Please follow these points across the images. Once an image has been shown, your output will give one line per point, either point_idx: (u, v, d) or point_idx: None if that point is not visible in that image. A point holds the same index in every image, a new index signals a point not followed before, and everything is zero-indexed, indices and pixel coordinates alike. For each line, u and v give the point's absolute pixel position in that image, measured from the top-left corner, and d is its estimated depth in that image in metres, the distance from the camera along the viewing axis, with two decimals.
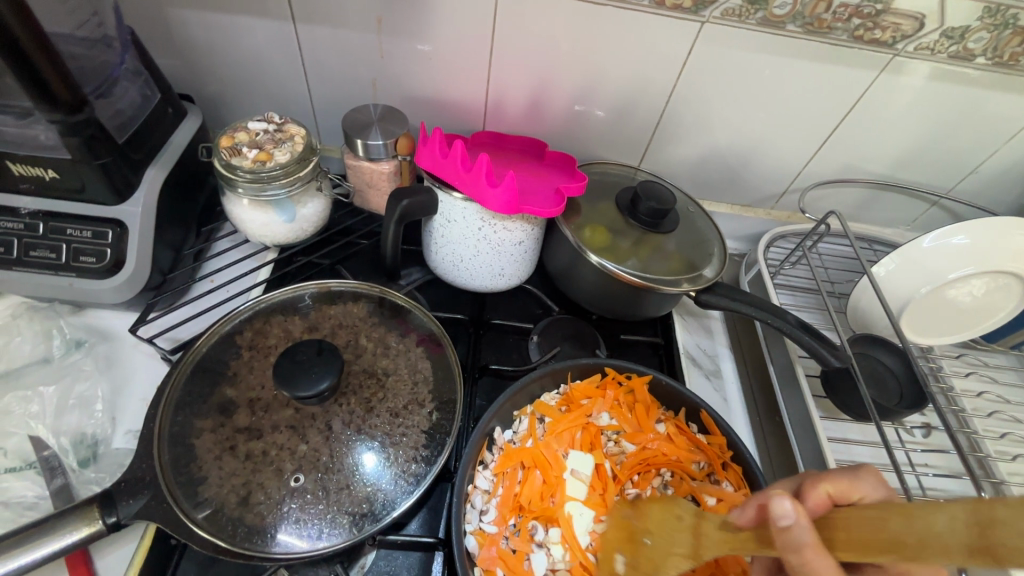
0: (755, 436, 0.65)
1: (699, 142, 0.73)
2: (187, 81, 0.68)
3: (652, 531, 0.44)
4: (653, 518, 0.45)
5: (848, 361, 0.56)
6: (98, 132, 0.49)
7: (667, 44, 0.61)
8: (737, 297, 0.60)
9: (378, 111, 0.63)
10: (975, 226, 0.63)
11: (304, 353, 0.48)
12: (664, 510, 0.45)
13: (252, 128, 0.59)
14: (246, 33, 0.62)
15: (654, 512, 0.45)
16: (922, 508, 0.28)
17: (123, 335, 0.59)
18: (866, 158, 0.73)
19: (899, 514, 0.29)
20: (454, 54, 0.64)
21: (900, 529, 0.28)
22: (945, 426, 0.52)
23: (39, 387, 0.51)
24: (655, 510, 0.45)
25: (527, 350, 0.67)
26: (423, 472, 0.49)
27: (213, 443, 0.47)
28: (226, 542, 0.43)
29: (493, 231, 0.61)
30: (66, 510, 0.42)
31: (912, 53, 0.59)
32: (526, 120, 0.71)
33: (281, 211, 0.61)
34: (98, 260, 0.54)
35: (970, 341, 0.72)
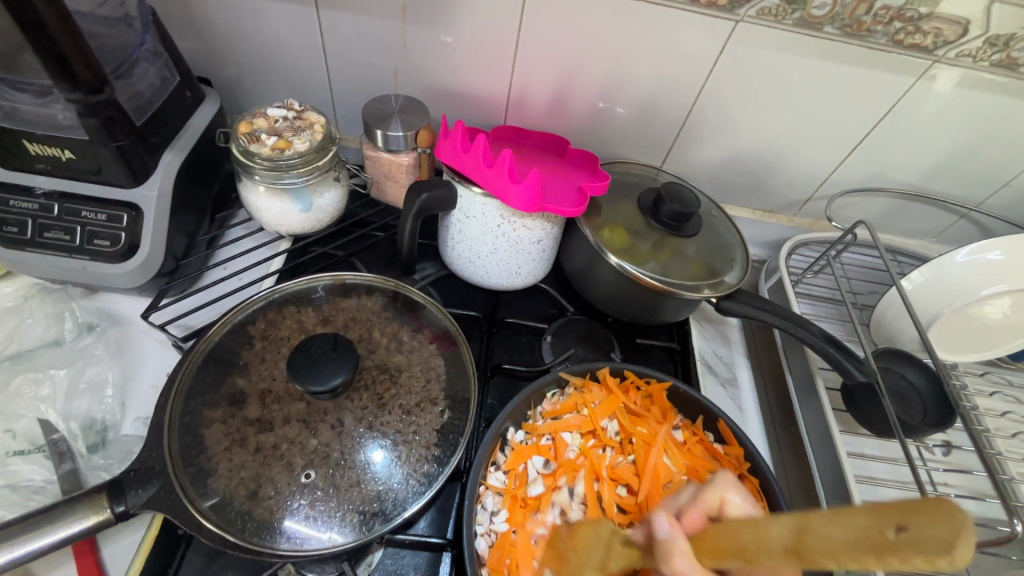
0: (770, 447, 0.64)
1: (724, 143, 0.71)
2: (206, 64, 0.67)
3: (575, 549, 0.43)
4: (586, 537, 0.43)
5: (871, 375, 0.55)
6: (117, 113, 0.49)
7: (699, 43, 0.59)
8: (760, 304, 0.59)
9: (399, 101, 0.62)
10: (1010, 242, 0.61)
11: (319, 347, 0.47)
12: (592, 527, 0.44)
13: (271, 115, 0.58)
14: (268, 18, 0.61)
15: (586, 530, 0.43)
16: (758, 521, 0.30)
17: (134, 320, 0.58)
18: (896, 167, 0.71)
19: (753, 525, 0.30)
20: (479, 45, 0.62)
21: (749, 539, 0.29)
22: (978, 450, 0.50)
23: (51, 370, 0.51)
24: (590, 529, 0.44)
25: (540, 351, 0.65)
26: (435, 472, 0.48)
27: (222, 434, 0.46)
28: (234, 537, 0.42)
29: (513, 228, 0.59)
30: (74, 497, 0.41)
31: (952, 60, 0.57)
32: (548, 116, 0.69)
33: (298, 200, 0.60)
34: (112, 244, 0.54)
35: (996, 359, 0.70)
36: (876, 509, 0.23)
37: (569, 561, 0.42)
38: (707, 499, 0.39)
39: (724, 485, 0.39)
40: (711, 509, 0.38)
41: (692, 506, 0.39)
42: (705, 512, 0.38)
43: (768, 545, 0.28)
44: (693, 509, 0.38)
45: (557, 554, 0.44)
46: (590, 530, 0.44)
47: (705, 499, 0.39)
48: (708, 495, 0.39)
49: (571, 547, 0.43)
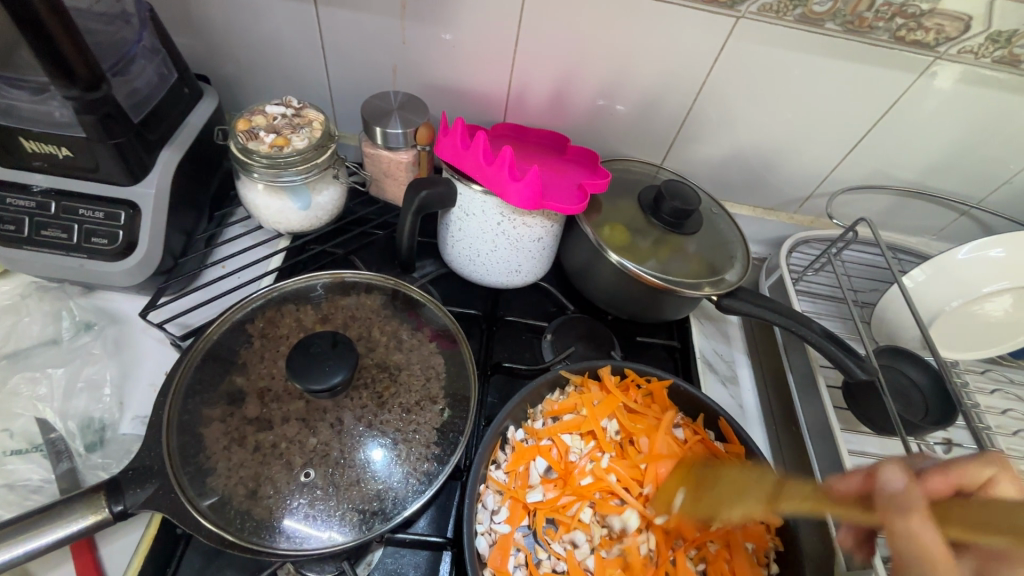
0: (771, 445, 0.63)
1: (724, 141, 0.70)
2: (204, 61, 0.66)
3: (720, 487, 0.45)
4: (730, 478, 0.45)
5: (873, 373, 0.54)
6: (114, 110, 0.48)
7: (700, 40, 0.59)
8: (761, 302, 0.58)
9: (398, 99, 0.61)
10: (1012, 240, 0.61)
11: (318, 345, 0.47)
12: (741, 473, 0.44)
13: (270, 112, 0.57)
14: (265, 14, 0.61)
15: (737, 474, 0.44)
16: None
17: (132, 318, 0.58)
18: (897, 164, 0.71)
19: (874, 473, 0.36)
20: (478, 42, 0.62)
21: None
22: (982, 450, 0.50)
23: (48, 368, 0.50)
24: (738, 471, 0.45)
25: (540, 349, 0.65)
26: (436, 471, 0.48)
27: (221, 433, 0.46)
28: (233, 536, 0.42)
29: (513, 226, 0.59)
30: (72, 497, 0.41)
31: (954, 56, 0.57)
32: (547, 114, 0.69)
33: (297, 197, 0.60)
34: (110, 241, 0.53)
35: (996, 356, 0.69)
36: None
37: (712, 493, 0.45)
38: (965, 471, 0.36)
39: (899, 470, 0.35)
40: (967, 483, 0.36)
41: (938, 473, 0.36)
42: (956, 483, 0.36)
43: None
44: (940, 476, 0.36)
45: (698, 480, 0.48)
46: (740, 475, 0.44)
47: (960, 472, 0.36)
48: (976, 468, 0.36)
49: (717, 482, 0.46)
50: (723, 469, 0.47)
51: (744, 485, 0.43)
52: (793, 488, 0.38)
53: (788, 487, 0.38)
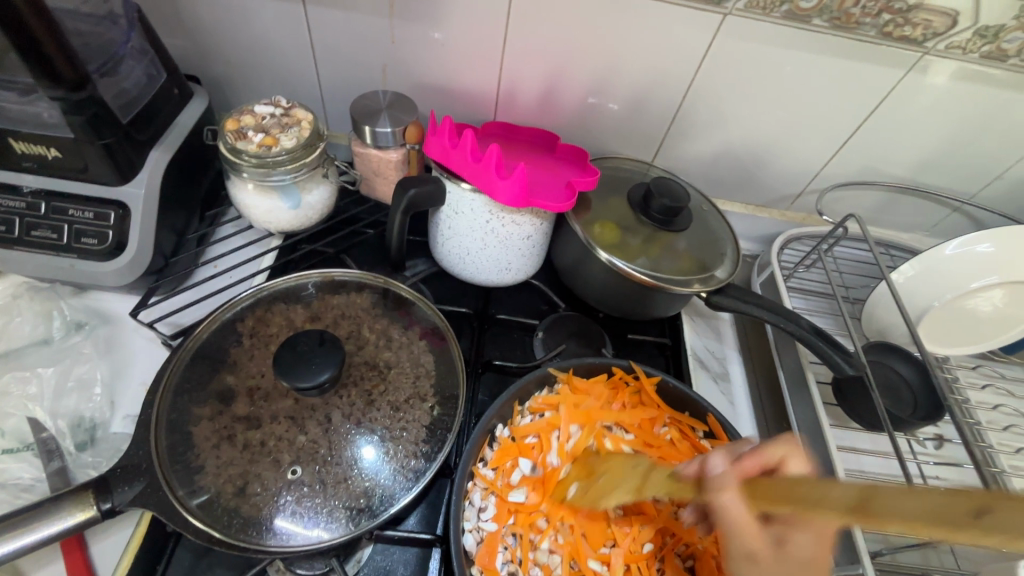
0: (761, 441, 0.64)
1: (715, 138, 0.70)
2: (194, 62, 0.67)
3: (608, 472, 0.47)
4: (614, 466, 0.47)
5: (861, 369, 0.55)
6: (102, 110, 0.48)
7: (688, 37, 0.59)
8: (750, 299, 0.58)
9: (388, 98, 0.62)
10: (1000, 234, 0.62)
11: (305, 343, 0.47)
12: (624, 460, 0.47)
13: (259, 112, 0.58)
14: (255, 14, 0.61)
15: (620, 463, 0.47)
16: (824, 481, 0.30)
17: (124, 318, 0.58)
18: (888, 160, 0.71)
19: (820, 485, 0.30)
20: (467, 40, 0.62)
21: (803, 490, 0.31)
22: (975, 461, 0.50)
23: (38, 368, 0.51)
24: (621, 458, 0.47)
25: (531, 347, 0.65)
26: (424, 468, 0.48)
27: (210, 431, 0.46)
28: (221, 533, 0.42)
29: (501, 224, 0.59)
30: (60, 495, 0.41)
31: (942, 52, 0.57)
32: (537, 112, 0.69)
33: (287, 197, 0.60)
34: (99, 241, 0.54)
35: (988, 352, 0.69)
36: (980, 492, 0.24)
37: (598, 482, 0.47)
38: (767, 454, 0.39)
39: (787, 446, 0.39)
40: (769, 462, 0.38)
41: (748, 458, 0.38)
42: (764, 463, 0.38)
43: (827, 501, 0.29)
44: (751, 458, 0.38)
45: (587, 471, 0.49)
46: (620, 463, 0.47)
47: (766, 453, 0.39)
48: (772, 449, 0.39)
49: (603, 474, 0.47)
50: (612, 455, 0.49)
51: (627, 475, 0.45)
52: (654, 478, 0.43)
53: (656, 472, 0.43)
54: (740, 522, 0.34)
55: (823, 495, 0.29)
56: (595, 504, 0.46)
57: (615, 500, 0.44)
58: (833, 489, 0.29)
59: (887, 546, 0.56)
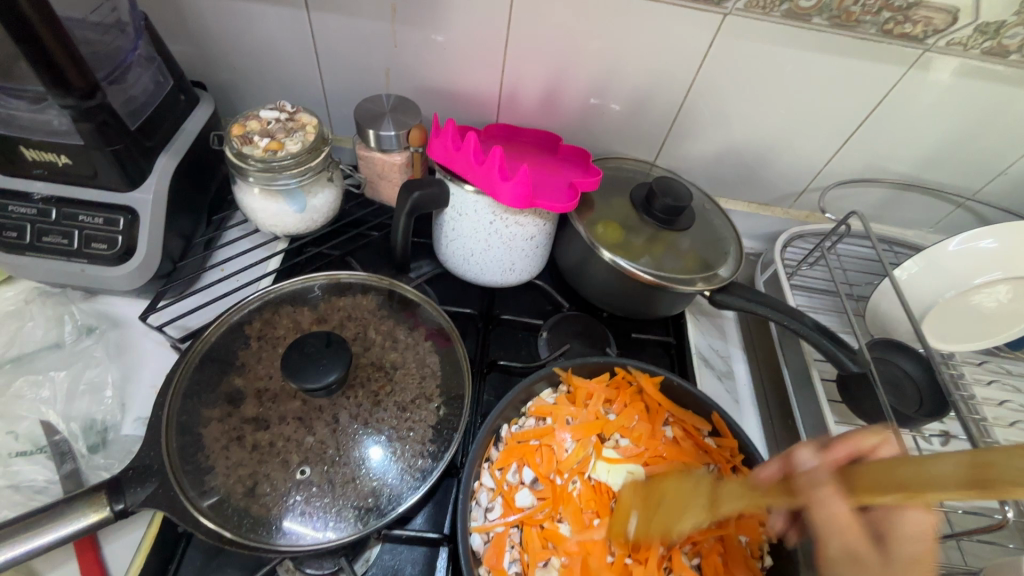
0: (766, 438, 0.64)
1: (717, 137, 0.71)
2: (200, 68, 0.68)
3: (669, 492, 0.47)
4: (671, 486, 0.47)
5: (865, 366, 0.55)
6: (111, 117, 0.49)
7: (688, 37, 0.59)
8: (753, 296, 0.59)
9: (391, 101, 0.62)
10: (1001, 229, 0.62)
11: (312, 345, 0.48)
12: (682, 481, 0.47)
13: (264, 117, 0.58)
14: (260, 21, 0.62)
15: (682, 484, 0.46)
16: (925, 459, 0.29)
17: (133, 322, 0.59)
18: (891, 157, 0.71)
19: (919, 462, 0.29)
20: (469, 44, 0.63)
21: (901, 478, 0.29)
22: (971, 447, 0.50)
23: (50, 371, 0.51)
24: (673, 480, 0.48)
25: (536, 347, 0.66)
26: (430, 467, 0.48)
27: (220, 433, 0.47)
28: (231, 533, 0.43)
29: (505, 225, 0.60)
30: (74, 496, 0.42)
31: (943, 48, 0.57)
32: (540, 113, 0.70)
33: (292, 200, 0.61)
34: (109, 246, 0.54)
35: (993, 348, 0.69)
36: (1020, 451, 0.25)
37: (662, 509, 0.46)
38: (859, 441, 0.37)
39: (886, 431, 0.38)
40: (867, 448, 0.37)
41: (837, 446, 0.37)
42: (857, 450, 0.37)
43: (935, 480, 0.27)
44: (841, 446, 0.37)
45: (643, 500, 0.49)
46: (682, 484, 0.47)
47: (859, 440, 0.37)
48: (869, 433, 0.37)
49: (666, 496, 0.47)
50: (660, 476, 0.50)
51: (687, 495, 0.45)
52: (727, 493, 0.42)
53: (723, 488, 0.43)
54: (847, 523, 0.34)
55: (930, 473, 0.28)
56: (665, 532, 0.45)
57: (686, 526, 0.44)
58: (943, 465, 0.27)
59: None
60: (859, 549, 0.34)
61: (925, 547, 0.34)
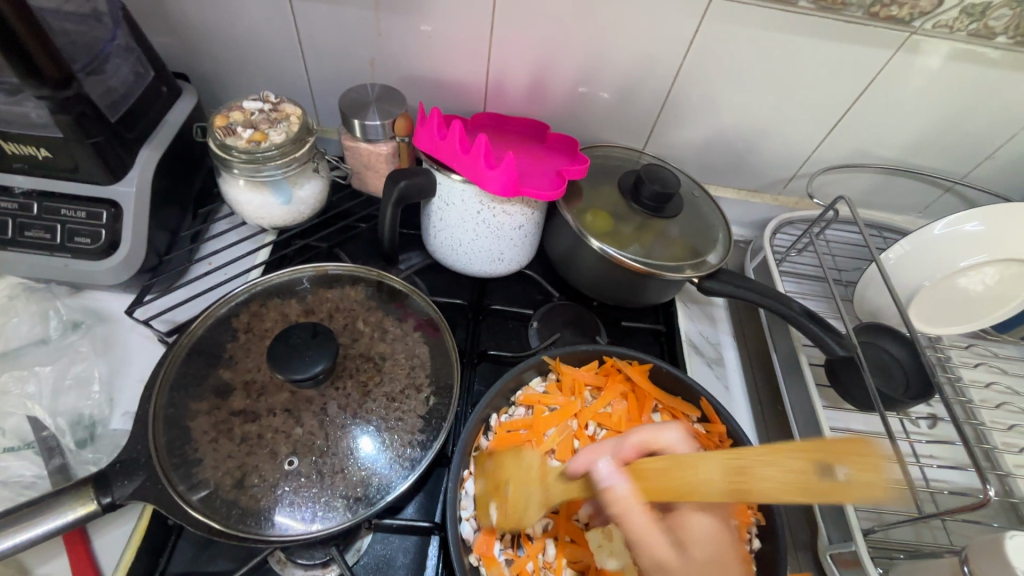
0: (756, 423, 0.64)
1: (706, 124, 0.70)
2: (182, 60, 0.67)
3: (513, 481, 0.49)
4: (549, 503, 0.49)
5: (853, 350, 0.55)
6: (90, 109, 0.49)
7: (675, 23, 0.59)
8: (741, 283, 0.59)
9: (376, 91, 0.62)
10: (988, 213, 0.62)
11: (298, 336, 0.47)
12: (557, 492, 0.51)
13: (247, 108, 0.58)
14: (242, 11, 0.61)
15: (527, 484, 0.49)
16: (694, 464, 0.40)
17: (120, 317, 0.59)
18: (879, 142, 0.71)
19: (693, 466, 0.40)
20: (455, 32, 0.62)
21: (682, 479, 0.40)
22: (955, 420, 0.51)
23: (36, 367, 0.50)
24: (509, 459, 0.50)
25: (527, 336, 0.66)
26: (419, 456, 0.49)
27: (208, 425, 0.47)
28: (220, 524, 0.43)
29: (493, 214, 0.60)
30: (61, 490, 0.41)
31: (930, 31, 0.57)
32: (527, 102, 0.69)
33: (278, 192, 0.60)
34: (93, 241, 0.54)
35: (980, 331, 0.70)
36: (827, 454, 0.35)
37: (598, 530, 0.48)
38: (647, 437, 0.46)
39: (666, 431, 0.47)
40: (649, 445, 0.46)
41: (627, 446, 0.45)
42: (639, 447, 0.45)
43: (709, 486, 0.38)
44: (630, 446, 0.45)
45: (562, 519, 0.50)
46: (519, 470, 0.49)
47: (645, 439, 0.46)
48: (647, 438, 0.46)
49: (506, 483, 0.49)
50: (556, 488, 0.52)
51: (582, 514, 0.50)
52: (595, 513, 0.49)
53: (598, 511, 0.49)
54: (647, 529, 0.39)
55: (705, 480, 0.39)
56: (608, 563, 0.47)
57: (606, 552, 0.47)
58: (710, 473, 0.39)
59: (881, 524, 0.56)
60: (660, 553, 0.39)
61: (712, 547, 0.40)
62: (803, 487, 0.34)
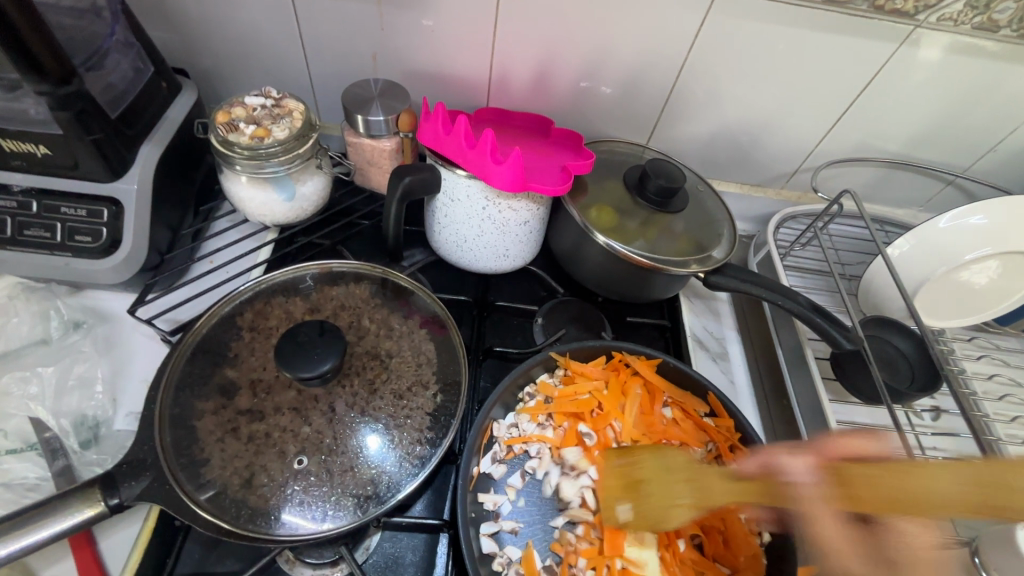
0: (761, 418, 0.64)
1: (709, 119, 0.70)
2: (181, 55, 0.66)
3: (653, 479, 0.45)
4: (651, 469, 0.45)
5: (860, 344, 0.55)
6: (90, 105, 0.48)
7: (680, 16, 0.58)
8: (746, 277, 0.59)
9: (379, 86, 0.61)
10: (991, 206, 0.62)
11: (305, 334, 0.47)
12: (656, 459, 0.46)
13: (249, 103, 0.57)
14: (241, 6, 0.60)
15: (650, 460, 0.46)
16: (926, 471, 0.35)
17: (122, 316, 0.58)
18: (882, 135, 0.71)
19: (921, 473, 0.35)
20: (458, 26, 0.61)
21: (897, 493, 0.35)
22: (966, 414, 0.53)
23: (37, 367, 0.50)
24: (649, 458, 0.46)
25: (532, 333, 0.65)
26: (429, 454, 0.48)
27: (215, 425, 0.46)
28: (229, 524, 0.42)
29: (498, 210, 0.59)
30: (68, 491, 0.41)
31: (934, 24, 0.57)
32: (531, 97, 0.69)
33: (280, 189, 0.60)
34: (94, 239, 0.53)
35: (982, 324, 0.70)
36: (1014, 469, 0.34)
37: (645, 494, 0.44)
38: (871, 444, 0.40)
39: (880, 440, 0.40)
40: (852, 453, 0.39)
41: (825, 452, 0.40)
42: (845, 454, 0.40)
43: (941, 500, 0.34)
44: (835, 446, 0.40)
45: (625, 483, 0.46)
46: (662, 469, 0.45)
47: (852, 438, 0.40)
48: (862, 439, 0.40)
49: (648, 484, 0.44)
50: (636, 452, 0.48)
51: (671, 480, 0.44)
52: (711, 482, 0.43)
53: (710, 476, 0.43)
54: (836, 546, 0.38)
55: (929, 490, 0.34)
56: (654, 525, 0.44)
57: (679, 520, 0.43)
58: (954, 486, 0.34)
59: None
60: (850, 566, 0.38)
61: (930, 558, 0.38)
62: (975, 505, 0.33)
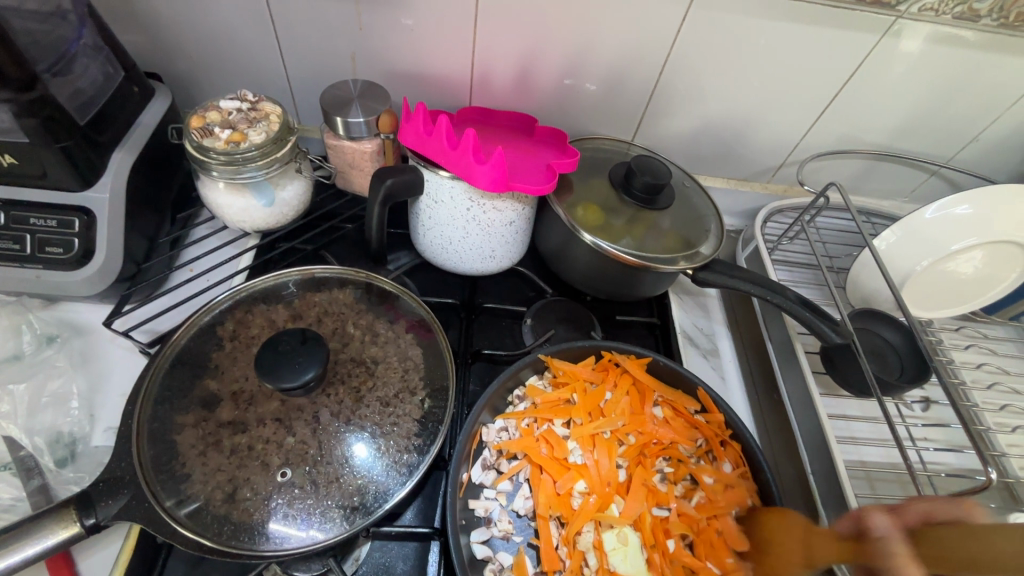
0: (752, 413, 0.64)
1: (694, 114, 0.70)
2: (154, 59, 0.64)
3: (773, 542, 0.46)
4: (771, 528, 0.46)
5: (849, 337, 0.54)
6: (57, 112, 0.47)
7: (661, 11, 0.58)
8: (734, 273, 0.58)
9: (358, 87, 0.60)
10: (975, 195, 0.62)
11: (287, 342, 0.46)
12: (782, 520, 0.46)
13: (224, 108, 0.56)
14: (214, 8, 0.59)
15: (772, 518, 0.47)
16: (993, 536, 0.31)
17: (98, 328, 0.57)
18: (866, 127, 0.71)
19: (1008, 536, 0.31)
20: (438, 25, 0.60)
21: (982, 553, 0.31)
22: (950, 398, 0.51)
23: (8, 385, 0.48)
24: (773, 519, 0.47)
25: (521, 334, 0.65)
26: (416, 461, 0.47)
27: (195, 439, 0.45)
28: (211, 542, 0.41)
29: (483, 211, 0.58)
30: (42, 513, 0.39)
31: (915, 15, 0.57)
32: (514, 95, 0.68)
33: (260, 194, 0.58)
34: (65, 250, 0.51)
35: (969, 313, 0.71)
36: None
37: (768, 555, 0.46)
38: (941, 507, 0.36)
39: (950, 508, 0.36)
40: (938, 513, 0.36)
41: (908, 511, 0.37)
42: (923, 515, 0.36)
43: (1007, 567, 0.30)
44: (913, 508, 0.37)
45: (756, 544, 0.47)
46: (777, 532, 0.46)
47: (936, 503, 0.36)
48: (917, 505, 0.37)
49: (768, 542, 0.46)
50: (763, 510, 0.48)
51: (790, 541, 0.44)
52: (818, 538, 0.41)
53: (814, 535, 0.42)
54: None
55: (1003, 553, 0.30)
56: None
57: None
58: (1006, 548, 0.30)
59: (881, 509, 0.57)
60: None
61: None
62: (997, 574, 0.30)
